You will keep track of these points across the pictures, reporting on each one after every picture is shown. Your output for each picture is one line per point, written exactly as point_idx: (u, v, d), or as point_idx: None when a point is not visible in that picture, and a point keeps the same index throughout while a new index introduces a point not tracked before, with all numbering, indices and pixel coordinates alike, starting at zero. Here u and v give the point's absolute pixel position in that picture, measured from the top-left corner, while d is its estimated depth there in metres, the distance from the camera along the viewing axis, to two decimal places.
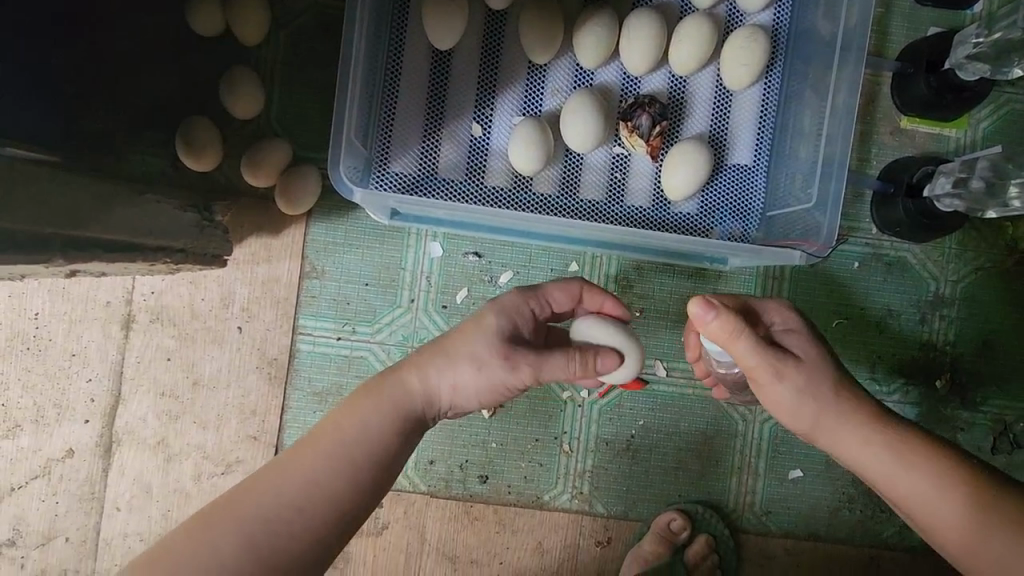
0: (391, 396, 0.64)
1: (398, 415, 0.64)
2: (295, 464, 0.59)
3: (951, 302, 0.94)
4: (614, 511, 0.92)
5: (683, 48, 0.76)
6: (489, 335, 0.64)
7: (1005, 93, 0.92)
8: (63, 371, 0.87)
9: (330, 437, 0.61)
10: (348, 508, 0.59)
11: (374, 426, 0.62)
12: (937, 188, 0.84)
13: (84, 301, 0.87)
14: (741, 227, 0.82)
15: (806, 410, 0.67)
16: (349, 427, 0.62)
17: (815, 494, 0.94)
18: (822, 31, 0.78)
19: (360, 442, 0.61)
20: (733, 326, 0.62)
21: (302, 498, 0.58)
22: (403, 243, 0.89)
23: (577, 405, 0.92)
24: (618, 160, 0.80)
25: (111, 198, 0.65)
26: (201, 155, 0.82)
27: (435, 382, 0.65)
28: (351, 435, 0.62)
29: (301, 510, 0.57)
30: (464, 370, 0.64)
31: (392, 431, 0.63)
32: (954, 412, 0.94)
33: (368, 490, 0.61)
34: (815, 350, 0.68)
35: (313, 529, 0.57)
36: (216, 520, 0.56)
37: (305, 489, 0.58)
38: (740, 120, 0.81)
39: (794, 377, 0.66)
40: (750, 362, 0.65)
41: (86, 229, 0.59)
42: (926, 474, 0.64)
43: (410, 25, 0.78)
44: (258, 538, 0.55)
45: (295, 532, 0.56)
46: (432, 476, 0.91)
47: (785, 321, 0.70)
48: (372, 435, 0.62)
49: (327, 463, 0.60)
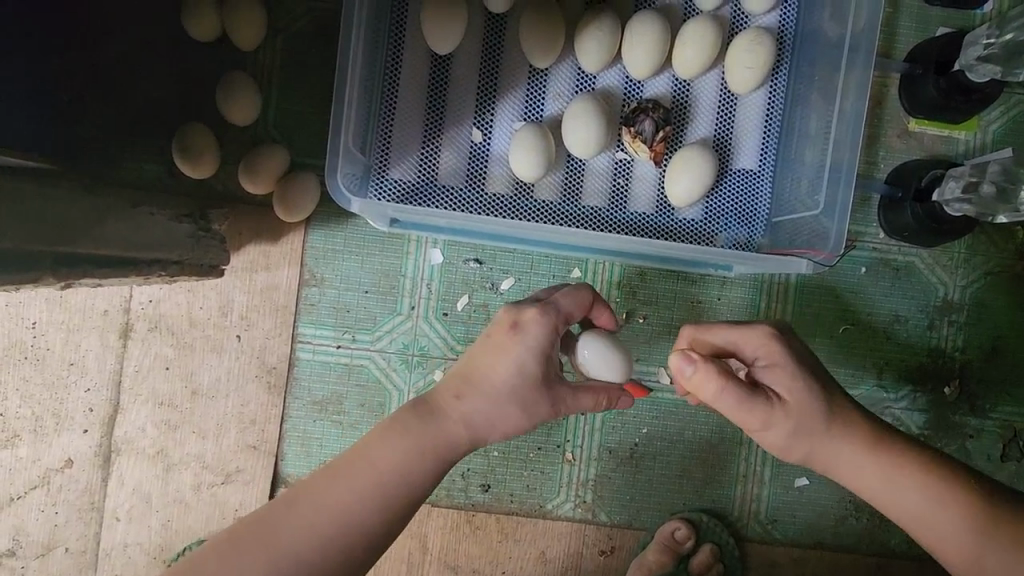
0: (421, 430, 0.61)
1: (441, 456, 0.61)
2: (332, 495, 0.58)
3: (960, 307, 0.93)
4: (617, 521, 0.91)
5: (687, 52, 0.75)
6: (510, 358, 0.62)
7: (1016, 95, 0.90)
8: (60, 380, 0.86)
9: (366, 471, 0.59)
10: (376, 536, 0.59)
11: (404, 456, 0.60)
12: (948, 192, 0.82)
13: (81, 310, 0.86)
14: (747, 233, 0.81)
15: (800, 449, 0.66)
16: (387, 465, 0.60)
17: (821, 502, 0.92)
18: (829, 33, 0.76)
19: (388, 474, 0.59)
20: (712, 380, 0.62)
21: (335, 530, 0.57)
22: (403, 250, 0.88)
23: (580, 414, 0.91)
24: (621, 166, 0.79)
25: (106, 210, 0.64)
26: (198, 162, 0.81)
27: (460, 411, 0.62)
28: (380, 465, 0.60)
29: (329, 538, 0.57)
30: (479, 406, 0.62)
31: (423, 463, 0.61)
32: (962, 419, 0.93)
33: (395, 520, 0.60)
34: (800, 386, 0.65)
35: (344, 562, 0.57)
36: (243, 542, 0.56)
37: (339, 521, 0.57)
38: (744, 124, 0.80)
39: (782, 422, 0.64)
40: (738, 413, 0.64)
41: (75, 245, 0.58)
42: (922, 488, 0.64)
43: (409, 28, 0.76)
44: (289, 565, 0.55)
45: (324, 562, 0.56)
46: (432, 484, 0.90)
47: (765, 356, 0.66)
48: (409, 472, 0.60)
49: (355, 491, 0.59)
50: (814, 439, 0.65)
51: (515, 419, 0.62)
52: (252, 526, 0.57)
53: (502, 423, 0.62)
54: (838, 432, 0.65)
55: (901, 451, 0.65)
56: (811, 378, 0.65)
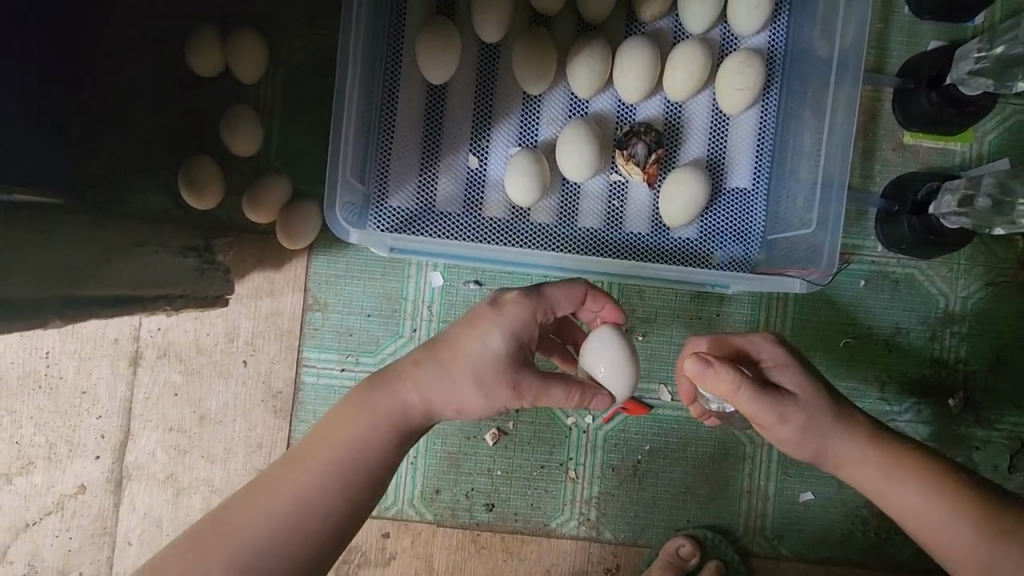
0: (380, 407, 0.61)
1: (396, 430, 0.61)
2: (292, 479, 0.59)
3: (961, 318, 0.92)
4: (622, 538, 0.92)
5: (678, 75, 0.76)
6: (462, 341, 0.61)
7: (1011, 105, 0.91)
8: (73, 408, 0.88)
9: (322, 451, 0.60)
10: (340, 518, 0.59)
11: (359, 438, 0.61)
12: (943, 206, 0.83)
13: (92, 340, 0.88)
14: (743, 250, 0.81)
15: (811, 445, 0.64)
16: (343, 442, 0.60)
17: (826, 516, 0.92)
18: (818, 52, 0.77)
19: (344, 457, 0.60)
20: (730, 380, 0.60)
21: (296, 514, 0.58)
22: (404, 274, 0.90)
23: (582, 431, 0.91)
24: (616, 187, 0.80)
25: (110, 252, 0.66)
26: (202, 194, 0.84)
27: (415, 394, 0.61)
28: (337, 448, 0.60)
29: (293, 525, 0.58)
30: (432, 388, 0.61)
31: (379, 442, 0.61)
32: (968, 430, 0.92)
33: (356, 498, 0.60)
34: (808, 383, 0.64)
35: (307, 546, 0.58)
36: (210, 538, 0.57)
37: (299, 505, 0.58)
38: (737, 143, 0.80)
39: (796, 417, 0.62)
40: (751, 411, 0.62)
41: (83, 286, 0.61)
42: (920, 484, 0.64)
43: (405, 60, 0.78)
44: (252, 554, 0.56)
45: (287, 547, 0.57)
46: (437, 505, 0.91)
47: (771, 356, 0.65)
48: (366, 447, 0.60)
49: (314, 476, 0.59)
50: (823, 437, 0.64)
51: (472, 397, 0.60)
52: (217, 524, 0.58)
53: (458, 397, 0.61)
54: (840, 429, 0.64)
55: (903, 456, 0.65)
56: (815, 374, 0.65)
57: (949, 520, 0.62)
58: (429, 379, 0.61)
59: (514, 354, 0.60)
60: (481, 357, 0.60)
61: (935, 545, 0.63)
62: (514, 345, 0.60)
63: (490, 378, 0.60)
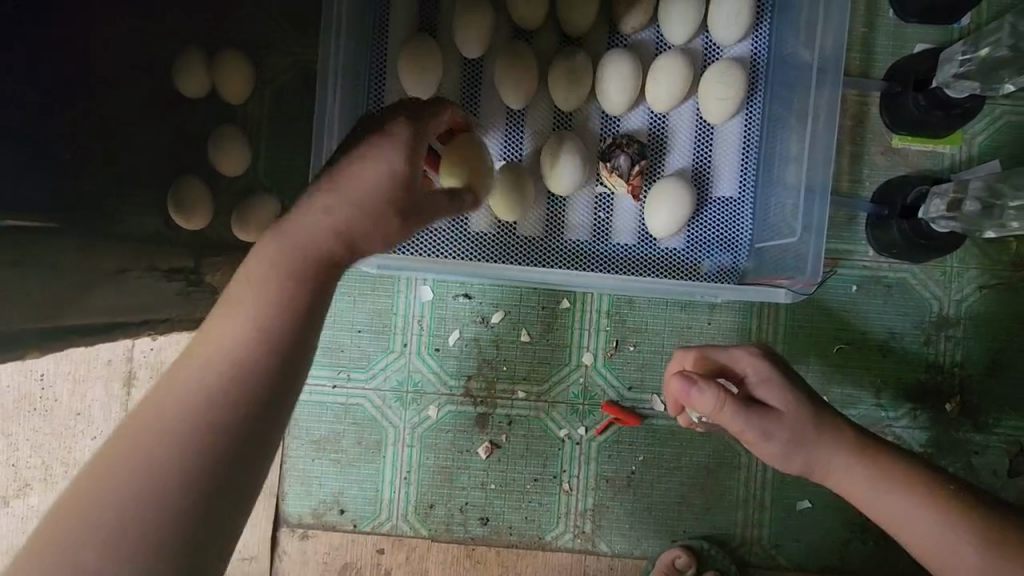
0: (258, 285, 0.48)
1: (297, 296, 0.48)
2: (168, 395, 0.43)
3: (955, 322, 0.91)
4: (618, 550, 0.91)
5: (659, 86, 0.76)
6: (326, 206, 0.50)
7: (1000, 107, 0.90)
8: (68, 430, 0.89)
9: (200, 350, 0.45)
10: (235, 448, 0.42)
11: (223, 350, 0.45)
12: (932, 209, 0.83)
13: (86, 361, 0.89)
14: (731, 258, 0.81)
15: (798, 459, 0.65)
16: (223, 328, 0.46)
17: (824, 525, 0.91)
18: (800, 59, 0.76)
19: (198, 383, 0.43)
20: (714, 397, 0.62)
21: (188, 426, 0.42)
22: (393, 289, 0.90)
23: (576, 442, 0.91)
24: (601, 199, 0.80)
25: (90, 283, 0.66)
26: (192, 214, 0.85)
27: (271, 288, 0.48)
28: (190, 377, 0.43)
29: (159, 493, 0.39)
30: (297, 271, 0.48)
31: (260, 319, 0.46)
32: (966, 435, 0.91)
33: (246, 422, 0.43)
34: (794, 397, 0.65)
35: (222, 453, 0.42)
36: (49, 545, 0.38)
37: (190, 414, 0.42)
38: (722, 152, 0.80)
39: (780, 432, 0.64)
40: (738, 426, 0.64)
41: (58, 320, 0.62)
42: (910, 494, 0.63)
43: (388, 78, 0.79)
44: (139, 491, 0.39)
45: (191, 465, 0.41)
46: (432, 519, 0.91)
47: (757, 372, 0.67)
48: (258, 318, 0.46)
49: (170, 419, 0.42)
50: (808, 448, 0.65)
51: (363, 244, 0.51)
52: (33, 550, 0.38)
53: (345, 260, 0.51)
54: (823, 439, 0.65)
55: (891, 464, 0.65)
56: (801, 388, 0.66)
57: (940, 530, 0.61)
58: (292, 259, 0.49)
59: (399, 179, 0.52)
60: (357, 198, 0.51)
61: (926, 556, 0.63)
62: (391, 171, 0.52)
63: (377, 212, 0.51)
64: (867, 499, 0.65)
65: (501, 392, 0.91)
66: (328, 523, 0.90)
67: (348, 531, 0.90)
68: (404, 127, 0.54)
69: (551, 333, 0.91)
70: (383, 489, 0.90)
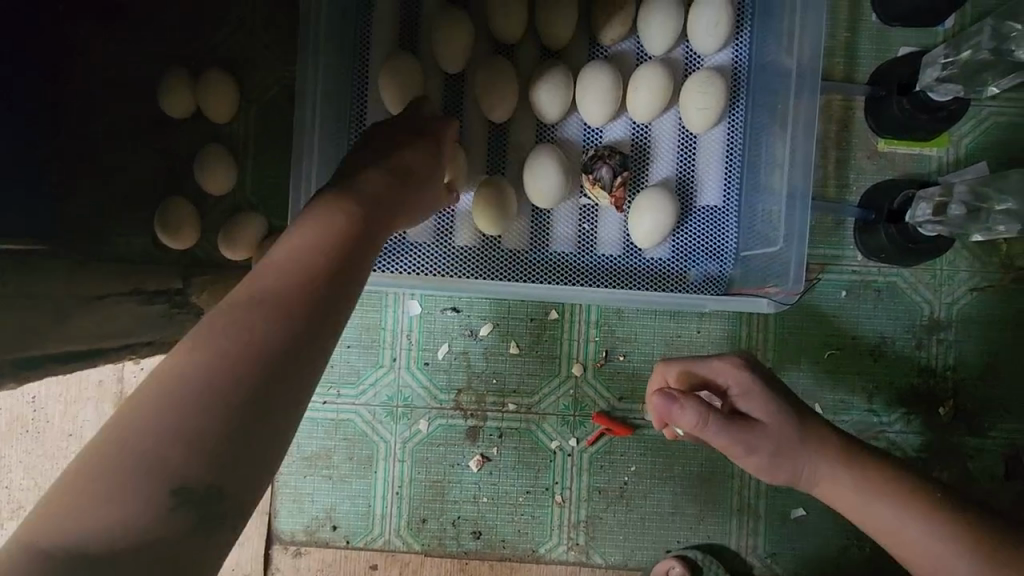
0: (299, 239, 0.50)
1: (334, 249, 0.50)
2: (209, 331, 0.43)
3: (947, 325, 0.91)
4: (613, 562, 0.91)
5: (640, 97, 0.76)
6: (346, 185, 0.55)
7: (986, 108, 0.90)
8: (61, 451, 0.89)
9: (241, 296, 0.46)
10: (271, 396, 0.42)
11: (257, 304, 0.45)
12: (919, 213, 0.82)
13: (77, 383, 0.89)
14: (718, 266, 0.81)
15: (782, 471, 0.65)
16: (265, 279, 0.47)
17: (820, 533, 0.91)
18: (780, 66, 0.76)
19: (234, 335, 0.43)
20: (697, 415, 0.61)
21: (233, 354, 0.42)
22: (381, 304, 0.90)
23: (568, 454, 0.91)
24: (585, 211, 0.80)
25: (67, 307, 0.65)
26: (178, 234, 0.86)
27: (299, 253, 0.49)
28: (223, 328, 0.43)
29: (205, 412, 0.39)
30: (324, 238, 0.50)
31: (302, 268, 0.48)
32: (961, 439, 0.90)
33: (288, 350, 0.44)
34: (776, 409, 0.65)
35: (266, 378, 0.42)
36: (96, 468, 0.37)
37: (234, 344, 0.42)
38: (705, 161, 0.80)
39: (763, 446, 0.64)
40: (721, 442, 0.63)
41: (34, 347, 0.60)
42: (900, 505, 0.63)
43: (370, 95, 0.79)
44: (187, 411, 0.39)
45: (238, 389, 0.41)
46: (425, 534, 0.90)
47: (738, 385, 0.66)
48: (300, 266, 0.48)
49: (203, 369, 0.41)
50: (793, 459, 0.64)
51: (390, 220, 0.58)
52: (60, 501, 0.36)
53: (371, 230, 0.54)
54: (809, 449, 0.65)
55: (881, 475, 0.64)
56: (782, 397, 0.66)
57: (931, 542, 0.61)
58: (320, 229, 0.51)
59: (415, 177, 0.61)
60: (376, 184, 0.57)
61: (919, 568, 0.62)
62: (405, 166, 0.61)
63: (392, 197, 0.57)
64: (858, 511, 0.64)
65: (491, 404, 0.90)
66: (320, 539, 0.90)
67: (341, 547, 0.90)
68: (416, 140, 0.64)
69: (540, 345, 0.91)
70: (375, 504, 0.90)
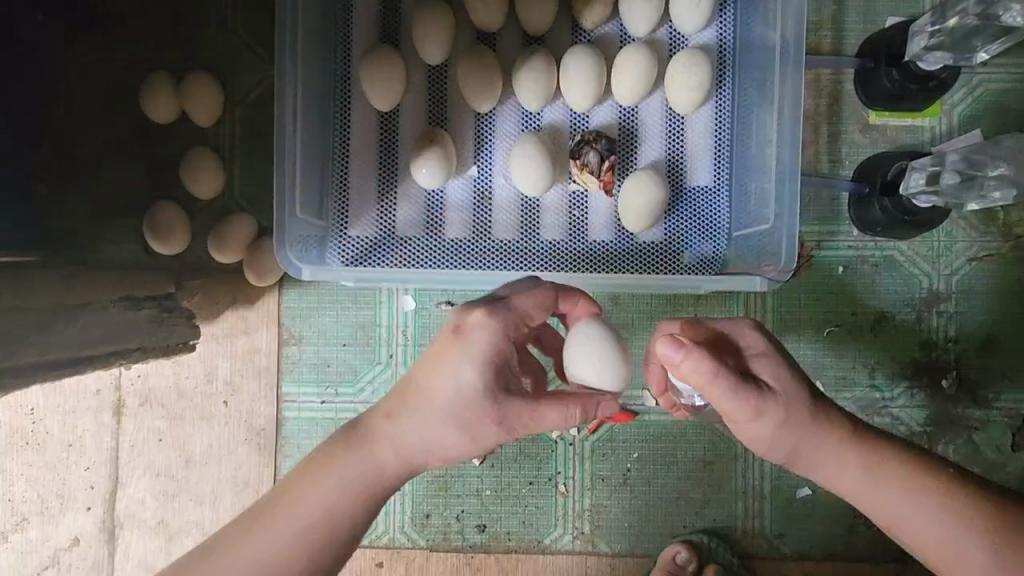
0: (403, 411, 0.59)
1: (425, 443, 0.59)
2: (330, 470, 0.59)
3: (947, 296, 0.90)
4: (619, 549, 0.90)
5: (624, 79, 0.75)
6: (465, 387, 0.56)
7: (977, 75, 0.88)
8: (62, 462, 0.89)
9: (360, 444, 0.60)
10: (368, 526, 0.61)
11: (370, 463, 0.59)
12: (912, 185, 0.81)
13: (75, 392, 0.89)
14: (711, 247, 0.80)
15: (786, 442, 0.63)
16: (374, 440, 0.60)
17: (825, 511, 0.90)
18: (765, 42, 0.75)
19: (326, 496, 0.59)
20: (704, 368, 0.59)
21: (343, 505, 0.59)
22: (375, 300, 0.90)
23: (569, 443, 0.90)
24: (576, 197, 0.80)
25: (50, 315, 0.66)
26: (166, 238, 0.84)
27: (407, 435, 0.59)
28: (323, 492, 0.59)
29: (317, 538, 0.58)
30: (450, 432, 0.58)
31: (400, 443, 0.59)
32: (965, 411, 0.89)
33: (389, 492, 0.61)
34: (787, 374, 0.63)
35: (361, 516, 0.60)
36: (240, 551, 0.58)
37: (343, 499, 0.59)
38: (694, 142, 0.79)
39: (773, 411, 0.62)
40: (727, 402, 0.61)
41: (14, 359, 0.62)
42: (903, 485, 0.62)
43: (354, 90, 0.78)
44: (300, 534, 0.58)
45: (341, 529, 0.59)
46: (429, 529, 0.90)
47: (753, 346, 0.65)
48: (395, 440, 0.59)
49: (311, 518, 0.58)
50: (798, 431, 0.63)
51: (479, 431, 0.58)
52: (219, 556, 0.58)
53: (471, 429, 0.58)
54: (817, 424, 0.63)
55: (882, 454, 0.64)
56: (795, 369, 0.65)
57: (935, 522, 0.61)
58: (439, 412, 0.57)
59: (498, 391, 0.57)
60: (464, 394, 0.57)
61: (925, 548, 0.62)
62: (505, 369, 0.57)
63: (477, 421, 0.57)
64: (863, 495, 0.63)
65: None
66: None
67: None
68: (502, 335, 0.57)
69: None
70: None
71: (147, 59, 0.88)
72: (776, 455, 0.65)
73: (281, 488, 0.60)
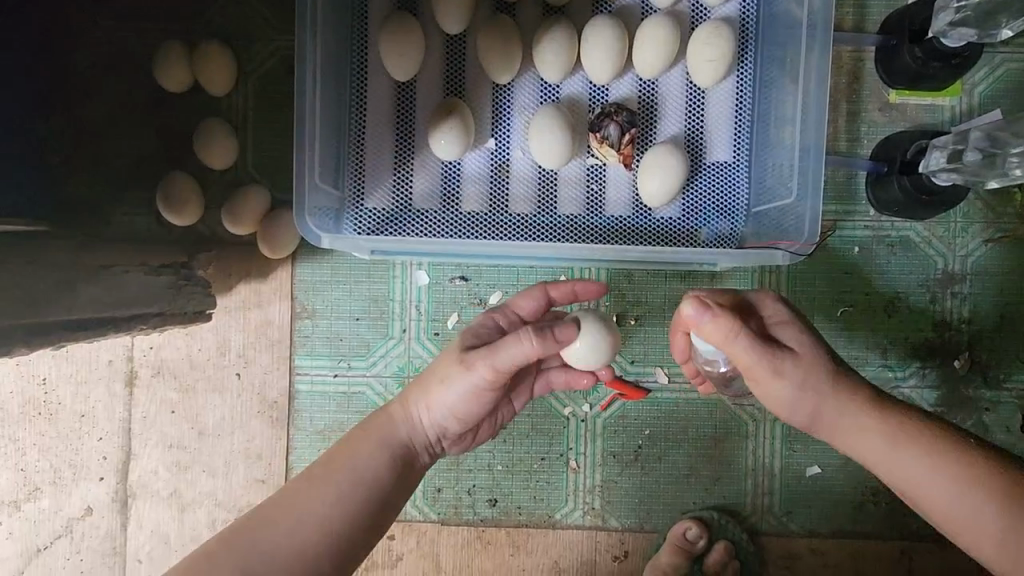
0: (414, 396, 0.69)
1: (431, 415, 0.68)
2: (355, 450, 0.66)
3: (962, 278, 0.90)
4: (628, 525, 0.91)
5: (646, 51, 0.74)
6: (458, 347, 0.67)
7: (1000, 54, 0.88)
8: (74, 432, 0.89)
9: (377, 428, 0.68)
10: (388, 504, 0.66)
11: (385, 440, 0.67)
12: (932, 163, 0.81)
13: (87, 362, 0.89)
14: (729, 224, 0.79)
15: (806, 405, 0.64)
16: (387, 422, 0.68)
17: (834, 489, 0.90)
18: (789, 16, 0.74)
19: (357, 471, 0.65)
20: (725, 327, 0.60)
21: (364, 479, 0.65)
22: (389, 275, 0.89)
23: (581, 419, 0.90)
24: (594, 171, 0.79)
25: (70, 280, 0.66)
26: (181, 209, 0.83)
27: (420, 414, 0.68)
28: (349, 466, 0.65)
29: (342, 508, 0.62)
30: (454, 402, 0.67)
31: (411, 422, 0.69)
32: (976, 392, 0.90)
33: (403, 475, 0.68)
34: (809, 341, 0.64)
35: (380, 491, 0.65)
36: (268, 522, 0.60)
37: (365, 473, 0.65)
38: (714, 117, 0.78)
39: (793, 372, 0.62)
40: (749, 359, 0.62)
41: (45, 316, 0.62)
42: (923, 454, 0.62)
43: (371, 59, 0.77)
44: (327, 505, 0.62)
45: (364, 500, 0.64)
46: (441, 503, 0.90)
47: (775, 314, 0.65)
48: (407, 421, 0.68)
49: (338, 486, 0.63)
50: (817, 395, 0.64)
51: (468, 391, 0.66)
52: (245, 532, 0.60)
53: (470, 400, 0.67)
54: (835, 388, 0.64)
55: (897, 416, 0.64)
56: (816, 335, 0.65)
57: (951, 491, 0.61)
58: (439, 387, 0.67)
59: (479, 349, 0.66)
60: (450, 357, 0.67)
61: (939, 515, 0.62)
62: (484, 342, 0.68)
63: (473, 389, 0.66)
64: (880, 460, 0.64)
65: None
66: None
67: None
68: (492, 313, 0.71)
69: None
70: None
71: (160, 26, 0.86)
72: (795, 417, 0.65)
73: (308, 469, 0.65)
